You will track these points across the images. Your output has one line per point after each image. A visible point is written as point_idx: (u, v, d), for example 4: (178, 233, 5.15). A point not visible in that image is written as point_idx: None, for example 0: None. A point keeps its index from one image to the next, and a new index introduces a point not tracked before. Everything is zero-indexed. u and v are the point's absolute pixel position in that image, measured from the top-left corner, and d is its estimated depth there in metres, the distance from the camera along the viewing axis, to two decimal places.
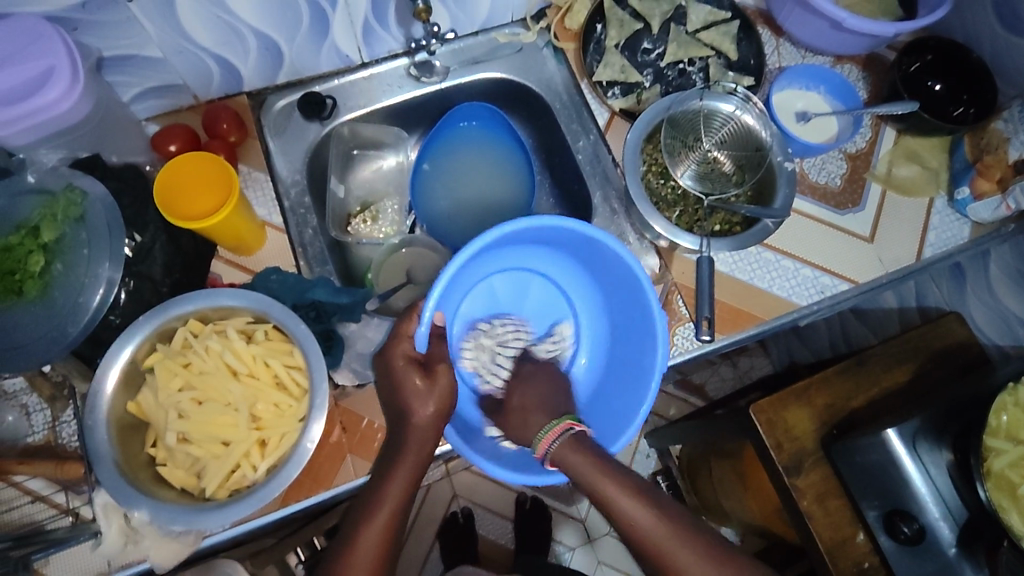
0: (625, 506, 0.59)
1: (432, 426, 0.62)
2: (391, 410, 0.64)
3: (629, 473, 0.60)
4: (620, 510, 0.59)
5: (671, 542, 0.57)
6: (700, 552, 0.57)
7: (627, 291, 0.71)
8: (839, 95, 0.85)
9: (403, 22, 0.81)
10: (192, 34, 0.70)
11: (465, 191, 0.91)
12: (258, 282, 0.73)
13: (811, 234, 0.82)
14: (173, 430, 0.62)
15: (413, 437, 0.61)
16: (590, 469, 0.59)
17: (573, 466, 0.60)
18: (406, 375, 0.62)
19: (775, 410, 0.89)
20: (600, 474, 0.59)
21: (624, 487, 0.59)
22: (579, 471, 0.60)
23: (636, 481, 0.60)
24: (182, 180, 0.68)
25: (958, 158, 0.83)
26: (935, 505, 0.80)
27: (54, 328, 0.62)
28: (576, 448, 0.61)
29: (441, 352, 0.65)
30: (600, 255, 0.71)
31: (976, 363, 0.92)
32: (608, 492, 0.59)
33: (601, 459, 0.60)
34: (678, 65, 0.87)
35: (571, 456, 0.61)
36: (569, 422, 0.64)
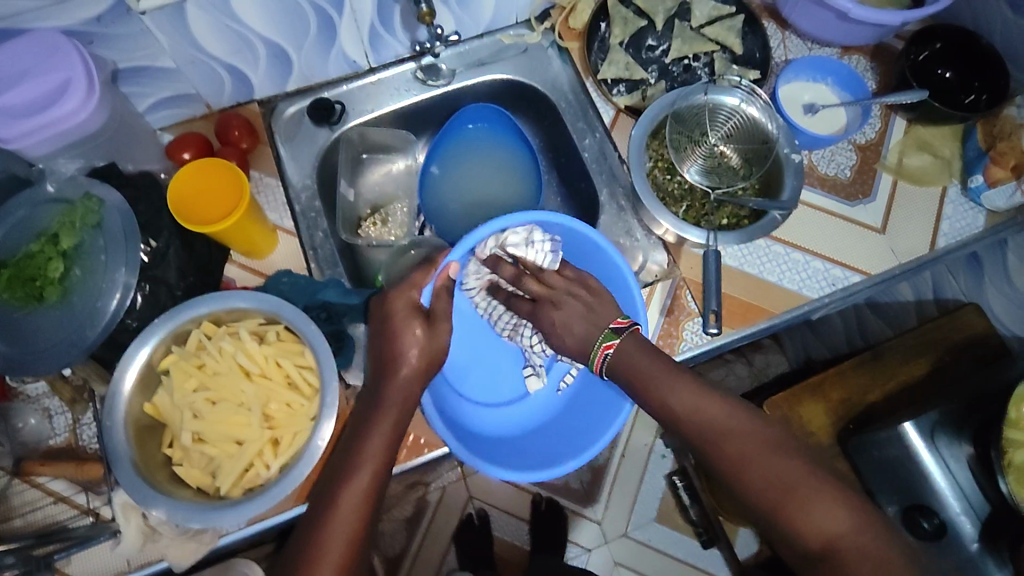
0: (693, 406, 0.62)
1: (413, 385, 0.63)
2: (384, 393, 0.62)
3: (683, 368, 0.64)
4: (672, 400, 0.62)
5: (741, 436, 0.61)
6: (780, 453, 0.59)
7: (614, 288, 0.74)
8: (847, 86, 0.84)
9: (408, 26, 0.82)
10: (204, 45, 0.72)
11: (475, 180, 0.92)
12: (270, 285, 0.75)
13: (820, 225, 0.81)
14: (187, 430, 0.63)
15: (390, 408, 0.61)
16: (645, 365, 0.63)
17: (629, 362, 0.64)
18: (406, 326, 0.63)
19: (790, 406, 0.89)
20: (657, 368, 0.63)
21: (674, 376, 0.63)
22: (640, 367, 0.63)
23: (677, 368, 0.63)
24: (211, 177, 0.70)
25: (971, 146, 0.82)
26: (955, 500, 0.79)
27: (73, 333, 0.64)
28: (621, 356, 0.65)
29: (444, 308, 0.66)
30: (587, 253, 0.75)
31: (997, 356, 0.90)
32: (674, 390, 0.62)
33: (653, 350, 0.64)
34: (683, 61, 0.87)
35: (627, 353, 0.65)
36: (604, 345, 0.65)
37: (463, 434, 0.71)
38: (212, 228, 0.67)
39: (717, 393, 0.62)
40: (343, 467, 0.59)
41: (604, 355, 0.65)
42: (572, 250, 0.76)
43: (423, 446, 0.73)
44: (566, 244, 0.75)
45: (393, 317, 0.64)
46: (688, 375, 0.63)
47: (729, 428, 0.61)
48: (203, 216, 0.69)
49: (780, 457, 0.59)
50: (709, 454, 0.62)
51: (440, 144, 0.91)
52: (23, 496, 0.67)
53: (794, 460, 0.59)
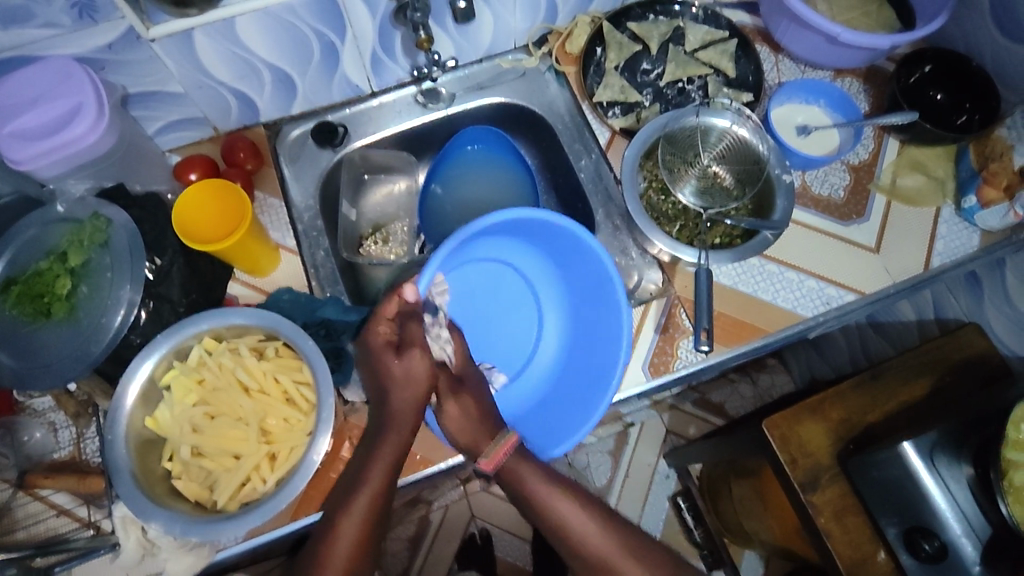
0: (574, 517, 0.63)
1: (413, 412, 0.63)
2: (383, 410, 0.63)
3: (570, 483, 0.65)
4: (565, 522, 0.62)
5: (620, 554, 0.62)
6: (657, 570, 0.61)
7: (594, 278, 0.75)
8: (839, 108, 0.85)
9: (409, 52, 0.85)
10: (211, 70, 0.75)
11: (473, 201, 0.93)
12: (271, 302, 0.76)
13: (813, 244, 0.82)
14: (186, 444, 0.64)
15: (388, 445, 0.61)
16: (539, 483, 0.63)
17: (525, 481, 0.63)
18: (384, 361, 0.63)
19: (788, 425, 0.88)
20: (549, 485, 0.63)
21: (567, 496, 0.63)
22: (533, 484, 0.63)
23: (574, 489, 0.64)
24: (219, 194, 0.72)
25: (965, 166, 0.82)
26: (957, 523, 0.78)
27: (78, 348, 0.66)
28: (523, 462, 0.64)
29: (419, 334, 0.65)
30: (566, 245, 0.76)
31: (997, 376, 0.90)
32: (557, 499, 0.63)
33: (545, 468, 0.65)
34: (677, 84, 0.89)
35: (518, 467, 0.64)
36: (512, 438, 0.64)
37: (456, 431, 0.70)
38: (206, 247, 0.69)
39: (597, 509, 0.64)
40: (348, 486, 0.60)
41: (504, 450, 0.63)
42: (552, 242, 0.77)
43: (420, 462, 0.73)
44: (548, 236, 0.76)
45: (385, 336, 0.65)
46: (576, 496, 0.64)
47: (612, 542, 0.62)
48: (202, 229, 0.72)
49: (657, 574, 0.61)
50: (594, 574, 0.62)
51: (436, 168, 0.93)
52: (27, 509, 0.69)
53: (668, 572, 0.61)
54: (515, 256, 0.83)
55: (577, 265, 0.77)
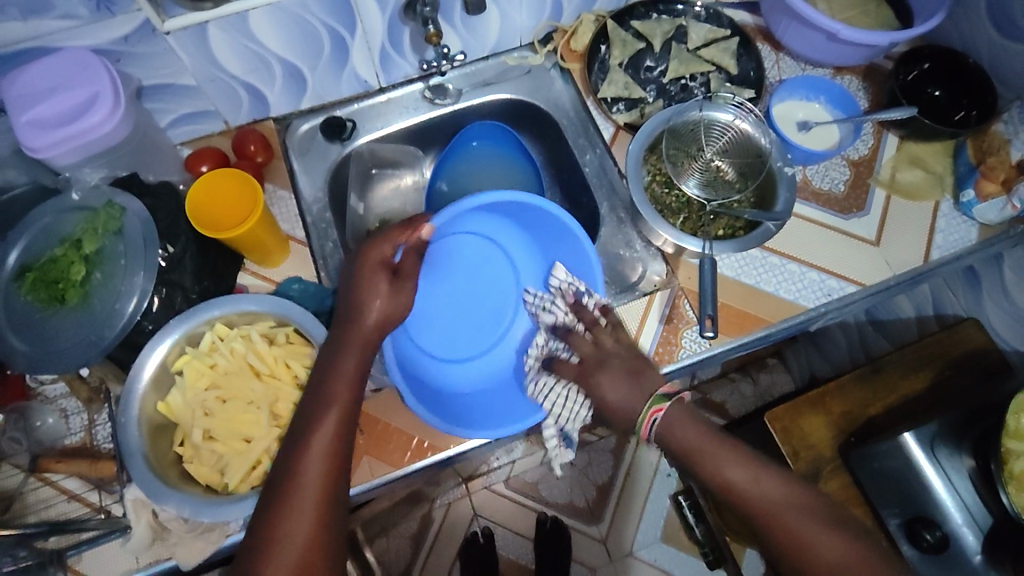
0: (730, 467, 0.62)
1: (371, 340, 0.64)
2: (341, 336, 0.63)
3: (738, 444, 0.64)
4: (725, 476, 0.62)
5: (787, 509, 0.59)
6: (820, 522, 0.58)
7: (571, 256, 0.78)
8: (839, 104, 0.87)
9: (417, 48, 0.86)
10: (224, 64, 0.76)
11: None
12: (280, 291, 0.77)
13: (815, 237, 0.83)
14: (198, 428, 0.65)
15: (338, 387, 0.61)
16: (697, 439, 0.64)
17: (683, 437, 0.65)
18: (374, 280, 0.65)
19: (790, 418, 0.90)
20: (711, 442, 0.63)
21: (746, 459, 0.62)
22: (690, 440, 0.64)
23: (726, 441, 0.64)
24: (230, 184, 0.74)
25: (963, 161, 0.84)
26: (959, 513, 0.79)
27: (92, 333, 0.67)
28: (682, 420, 0.66)
29: (412, 266, 0.68)
30: (544, 222, 0.78)
31: (997, 369, 0.90)
32: (720, 456, 0.62)
33: (707, 425, 0.65)
34: (680, 81, 0.91)
35: (674, 424, 0.66)
36: (653, 409, 0.66)
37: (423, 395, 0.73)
38: (214, 235, 0.71)
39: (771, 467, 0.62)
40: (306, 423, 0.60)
41: (653, 419, 0.66)
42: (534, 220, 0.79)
43: (427, 450, 0.73)
44: (533, 217, 0.78)
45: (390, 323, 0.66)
46: (746, 456, 0.63)
47: (774, 497, 0.60)
48: (211, 215, 0.74)
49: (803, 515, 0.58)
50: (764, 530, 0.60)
51: (440, 162, 0.95)
52: (37, 494, 0.69)
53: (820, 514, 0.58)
54: (501, 233, 0.85)
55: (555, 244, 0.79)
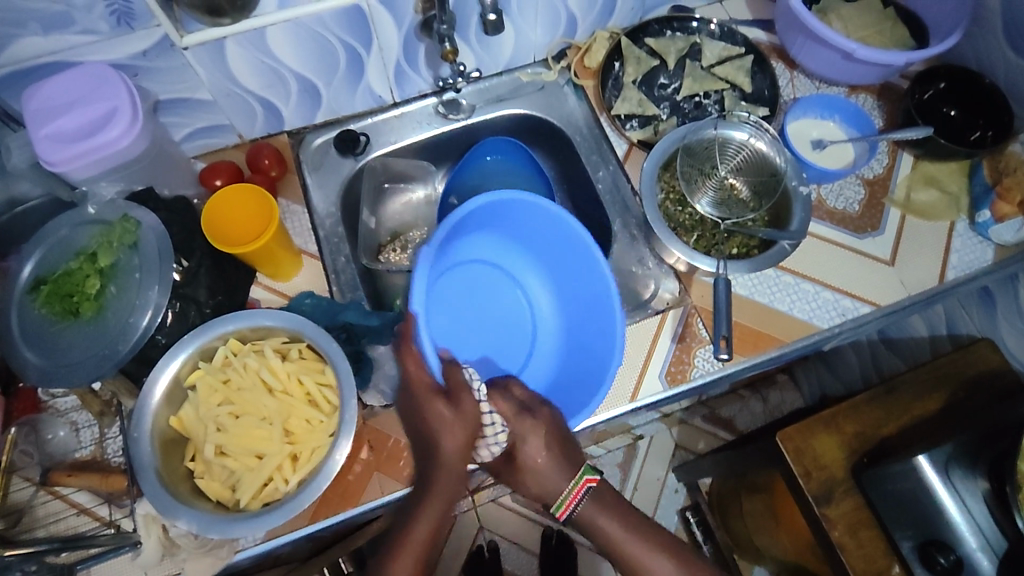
0: (650, 561, 0.66)
1: (461, 459, 0.63)
2: (422, 427, 0.65)
3: (654, 531, 0.68)
4: (650, 567, 0.66)
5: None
6: None
7: (595, 304, 0.75)
8: (854, 122, 0.87)
9: (431, 64, 0.87)
10: (240, 79, 0.77)
11: None
12: (293, 306, 0.77)
13: (829, 257, 0.83)
14: (210, 443, 0.65)
15: (443, 467, 0.63)
16: (620, 528, 0.67)
17: (605, 529, 0.67)
18: (431, 404, 0.64)
19: (804, 438, 0.88)
20: (635, 533, 0.67)
21: (662, 548, 0.67)
22: (613, 533, 0.67)
23: (646, 529, 0.68)
24: (249, 199, 0.74)
25: (978, 181, 0.83)
26: (973, 537, 0.76)
27: (106, 346, 0.66)
28: (602, 508, 0.68)
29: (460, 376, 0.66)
30: (566, 251, 0.77)
31: (1012, 390, 0.89)
32: (637, 551, 0.67)
33: (629, 514, 0.69)
34: (694, 99, 0.91)
35: (596, 515, 0.68)
36: (587, 479, 0.67)
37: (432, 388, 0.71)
38: (228, 250, 0.71)
39: (672, 546, 0.68)
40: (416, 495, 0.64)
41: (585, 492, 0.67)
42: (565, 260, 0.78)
43: None
44: (559, 251, 0.77)
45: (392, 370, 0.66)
46: (664, 543, 0.68)
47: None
48: (228, 228, 0.74)
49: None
50: None
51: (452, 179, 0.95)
52: (46, 508, 0.69)
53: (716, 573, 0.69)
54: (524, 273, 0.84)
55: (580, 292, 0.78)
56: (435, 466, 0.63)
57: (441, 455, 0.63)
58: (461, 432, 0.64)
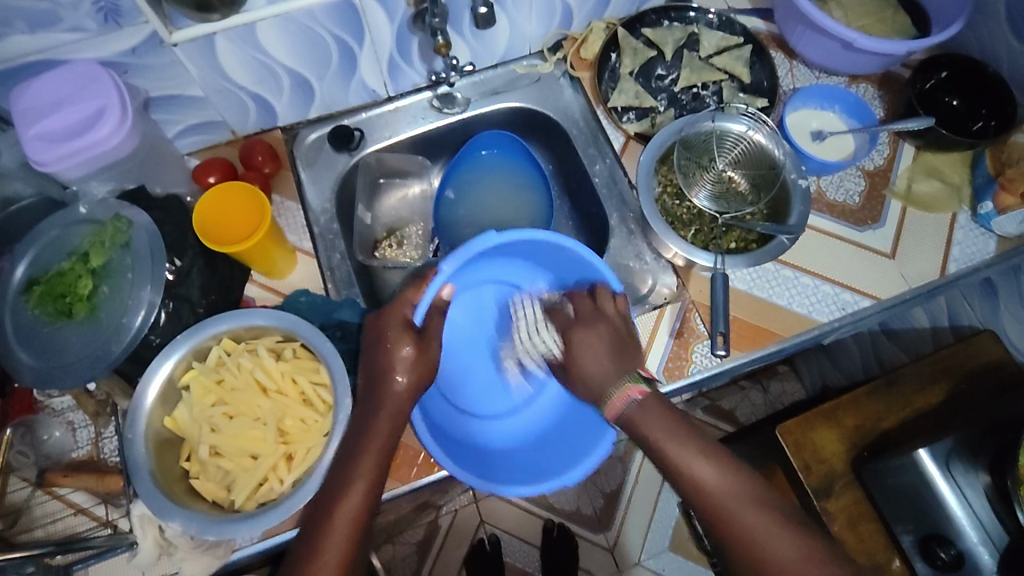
0: (699, 470, 0.57)
1: (408, 395, 0.63)
2: (377, 363, 0.64)
3: (698, 431, 0.60)
4: (693, 472, 0.58)
5: (746, 501, 0.56)
6: (788, 526, 0.55)
7: (609, 328, 0.74)
8: (854, 113, 0.85)
9: (426, 57, 0.85)
10: (231, 75, 0.76)
11: (487, 212, 0.94)
12: (288, 304, 0.77)
13: (829, 250, 0.82)
14: (205, 444, 0.65)
15: (388, 404, 0.62)
16: (662, 426, 0.60)
17: (648, 419, 0.60)
18: (398, 343, 0.64)
19: (803, 431, 0.88)
20: (676, 426, 0.60)
21: (699, 447, 0.59)
22: (654, 423, 0.60)
23: (706, 440, 0.59)
24: (240, 198, 0.73)
25: (981, 171, 0.82)
26: (975, 532, 0.76)
27: (99, 347, 0.66)
28: (648, 404, 0.62)
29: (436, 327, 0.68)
30: (581, 272, 0.76)
31: (1014, 382, 0.88)
32: (679, 452, 0.58)
33: (676, 412, 0.61)
34: (692, 90, 0.90)
35: (640, 412, 0.61)
36: (631, 387, 0.63)
37: (446, 439, 0.70)
38: (219, 248, 0.70)
39: (731, 459, 0.58)
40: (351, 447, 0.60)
41: (627, 398, 0.62)
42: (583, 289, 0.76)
43: (434, 464, 0.73)
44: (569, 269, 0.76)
45: (386, 332, 0.65)
46: (715, 450, 0.59)
47: (735, 492, 0.56)
48: (219, 226, 0.73)
49: (777, 533, 0.54)
50: (717, 532, 0.56)
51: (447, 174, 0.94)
52: (44, 507, 0.69)
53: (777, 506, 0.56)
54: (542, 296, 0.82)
55: None
56: (377, 400, 0.62)
57: (389, 394, 0.62)
58: (418, 362, 0.64)
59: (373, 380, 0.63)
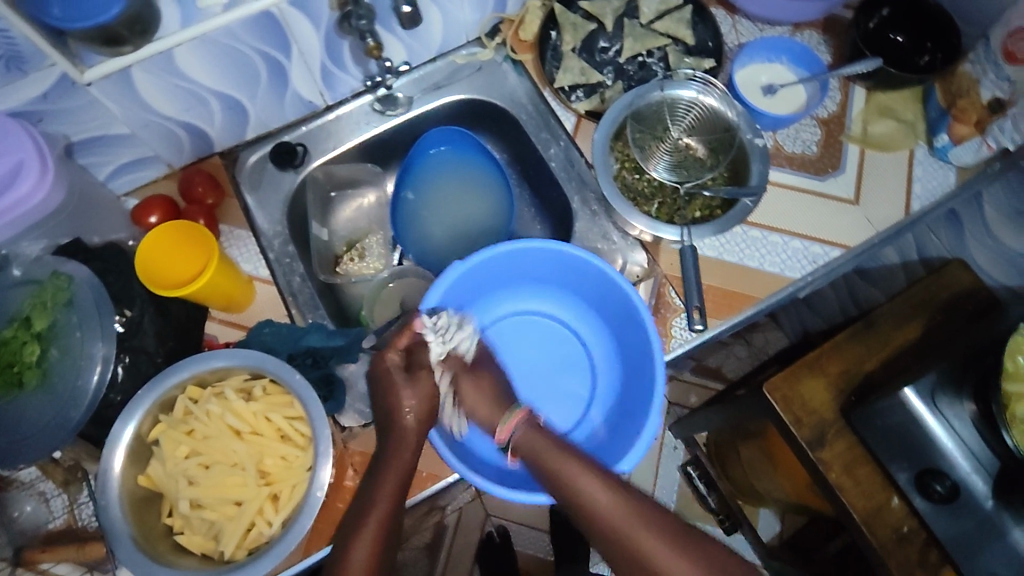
0: (588, 486, 0.60)
1: (416, 431, 0.64)
2: (384, 404, 0.65)
3: (588, 455, 0.63)
4: (580, 490, 0.60)
5: (634, 523, 0.58)
6: (670, 543, 0.57)
7: (633, 334, 0.74)
8: (802, 63, 0.84)
9: (359, 60, 0.82)
10: (156, 107, 0.71)
11: (448, 209, 0.91)
12: (252, 338, 0.74)
13: (792, 204, 0.81)
14: (184, 498, 0.62)
15: (398, 440, 0.63)
16: (546, 448, 0.63)
17: (536, 442, 0.64)
18: (392, 378, 0.66)
19: (790, 386, 0.85)
20: (563, 449, 0.63)
21: (583, 465, 0.61)
22: (541, 447, 0.64)
23: (599, 466, 0.62)
24: (177, 237, 0.69)
25: (933, 106, 0.82)
26: (965, 461, 0.77)
27: (57, 415, 0.63)
28: (535, 432, 0.65)
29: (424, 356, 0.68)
30: (597, 286, 0.76)
31: (988, 308, 0.87)
32: (567, 471, 0.61)
33: (558, 437, 0.65)
34: (637, 59, 0.87)
35: (530, 437, 0.65)
36: (518, 411, 0.67)
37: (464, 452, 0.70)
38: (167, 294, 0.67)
39: (614, 482, 0.61)
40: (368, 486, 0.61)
41: (514, 423, 0.67)
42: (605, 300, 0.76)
43: (427, 479, 0.72)
44: (581, 276, 0.76)
45: (382, 374, 0.66)
46: (600, 469, 0.62)
47: (624, 512, 0.59)
48: (167, 270, 0.70)
49: (663, 544, 0.57)
50: (608, 547, 0.59)
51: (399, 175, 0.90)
52: None
53: (664, 525, 0.58)
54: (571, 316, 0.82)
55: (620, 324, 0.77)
56: (392, 440, 0.63)
57: (401, 430, 0.63)
58: (422, 399, 0.65)
59: (385, 428, 0.64)
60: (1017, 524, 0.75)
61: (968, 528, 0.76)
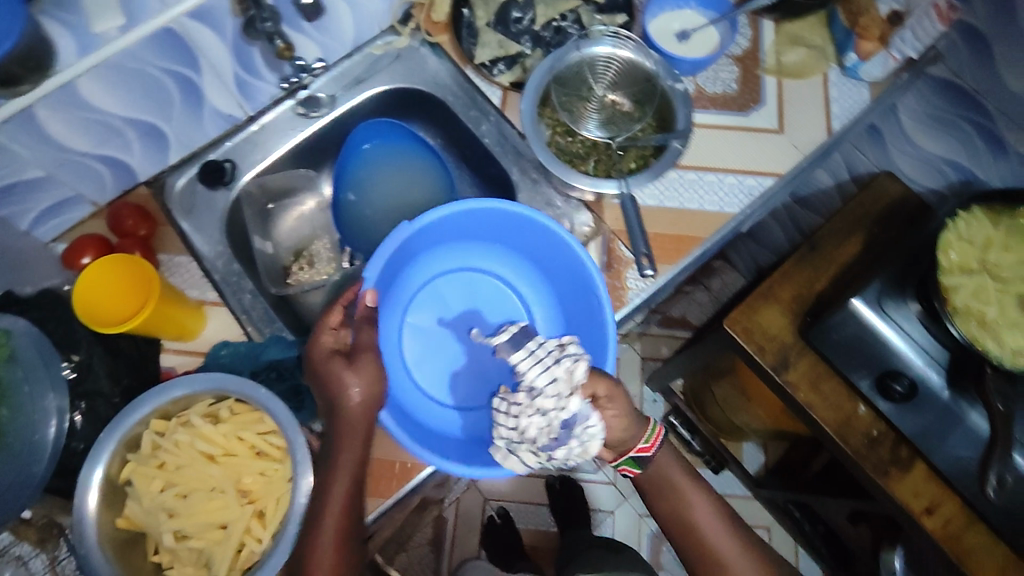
0: (699, 506, 0.76)
1: (363, 412, 0.64)
2: (326, 393, 0.64)
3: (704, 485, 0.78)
4: (690, 509, 0.75)
5: (726, 531, 0.76)
6: (743, 546, 0.76)
7: (572, 282, 0.76)
8: (710, 4, 0.85)
9: (273, 66, 0.80)
10: (68, 143, 0.69)
11: (390, 201, 0.89)
12: (211, 361, 0.74)
13: (721, 142, 0.83)
14: (167, 531, 0.61)
15: (346, 424, 0.63)
16: (678, 473, 0.76)
17: (668, 469, 0.76)
18: (331, 367, 0.64)
19: (748, 317, 0.88)
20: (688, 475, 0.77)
21: (700, 489, 0.77)
22: (670, 475, 0.76)
23: (709, 492, 0.78)
24: (113, 276, 0.67)
25: (838, 28, 0.85)
26: (917, 356, 0.78)
27: (19, 474, 0.61)
28: (670, 459, 0.76)
29: (368, 338, 0.67)
30: (530, 237, 0.77)
31: (918, 212, 0.92)
32: (686, 489, 0.76)
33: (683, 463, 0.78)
34: (552, 24, 0.87)
35: (666, 460, 0.76)
36: (658, 430, 0.73)
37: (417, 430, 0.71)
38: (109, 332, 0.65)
39: (716, 501, 0.78)
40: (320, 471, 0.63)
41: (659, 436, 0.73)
42: (540, 252, 0.78)
43: (411, 468, 0.72)
44: (513, 230, 0.77)
45: (315, 365, 0.64)
46: (706, 491, 0.78)
47: (714, 530, 0.76)
48: (103, 307, 0.67)
49: (736, 547, 0.75)
50: (686, 544, 0.76)
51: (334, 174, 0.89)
52: None
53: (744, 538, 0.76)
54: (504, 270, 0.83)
55: (555, 273, 0.79)
56: (340, 423, 0.63)
57: (348, 416, 0.63)
58: (366, 382, 0.64)
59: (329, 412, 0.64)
60: (973, 408, 0.77)
61: (929, 421, 0.80)
